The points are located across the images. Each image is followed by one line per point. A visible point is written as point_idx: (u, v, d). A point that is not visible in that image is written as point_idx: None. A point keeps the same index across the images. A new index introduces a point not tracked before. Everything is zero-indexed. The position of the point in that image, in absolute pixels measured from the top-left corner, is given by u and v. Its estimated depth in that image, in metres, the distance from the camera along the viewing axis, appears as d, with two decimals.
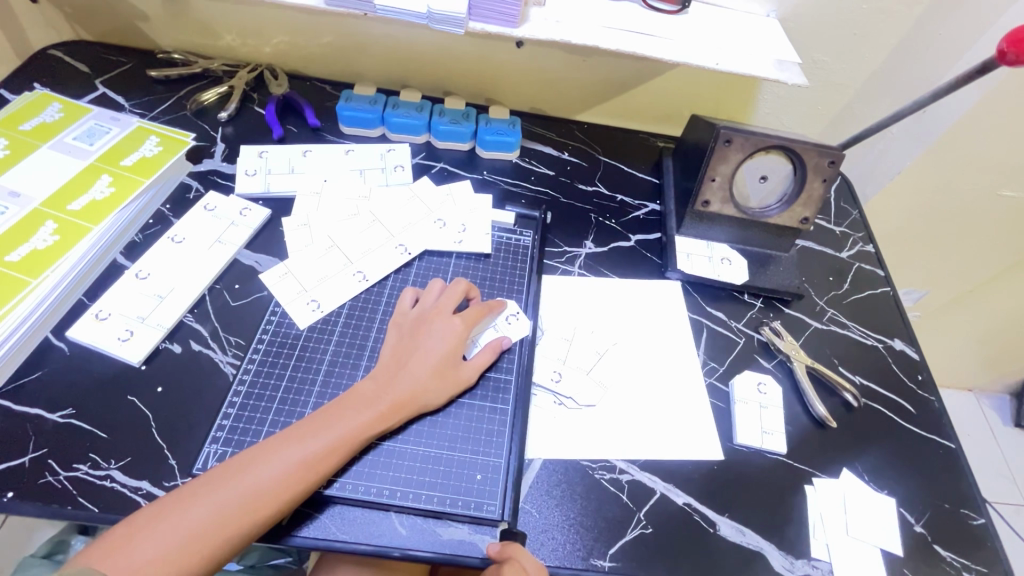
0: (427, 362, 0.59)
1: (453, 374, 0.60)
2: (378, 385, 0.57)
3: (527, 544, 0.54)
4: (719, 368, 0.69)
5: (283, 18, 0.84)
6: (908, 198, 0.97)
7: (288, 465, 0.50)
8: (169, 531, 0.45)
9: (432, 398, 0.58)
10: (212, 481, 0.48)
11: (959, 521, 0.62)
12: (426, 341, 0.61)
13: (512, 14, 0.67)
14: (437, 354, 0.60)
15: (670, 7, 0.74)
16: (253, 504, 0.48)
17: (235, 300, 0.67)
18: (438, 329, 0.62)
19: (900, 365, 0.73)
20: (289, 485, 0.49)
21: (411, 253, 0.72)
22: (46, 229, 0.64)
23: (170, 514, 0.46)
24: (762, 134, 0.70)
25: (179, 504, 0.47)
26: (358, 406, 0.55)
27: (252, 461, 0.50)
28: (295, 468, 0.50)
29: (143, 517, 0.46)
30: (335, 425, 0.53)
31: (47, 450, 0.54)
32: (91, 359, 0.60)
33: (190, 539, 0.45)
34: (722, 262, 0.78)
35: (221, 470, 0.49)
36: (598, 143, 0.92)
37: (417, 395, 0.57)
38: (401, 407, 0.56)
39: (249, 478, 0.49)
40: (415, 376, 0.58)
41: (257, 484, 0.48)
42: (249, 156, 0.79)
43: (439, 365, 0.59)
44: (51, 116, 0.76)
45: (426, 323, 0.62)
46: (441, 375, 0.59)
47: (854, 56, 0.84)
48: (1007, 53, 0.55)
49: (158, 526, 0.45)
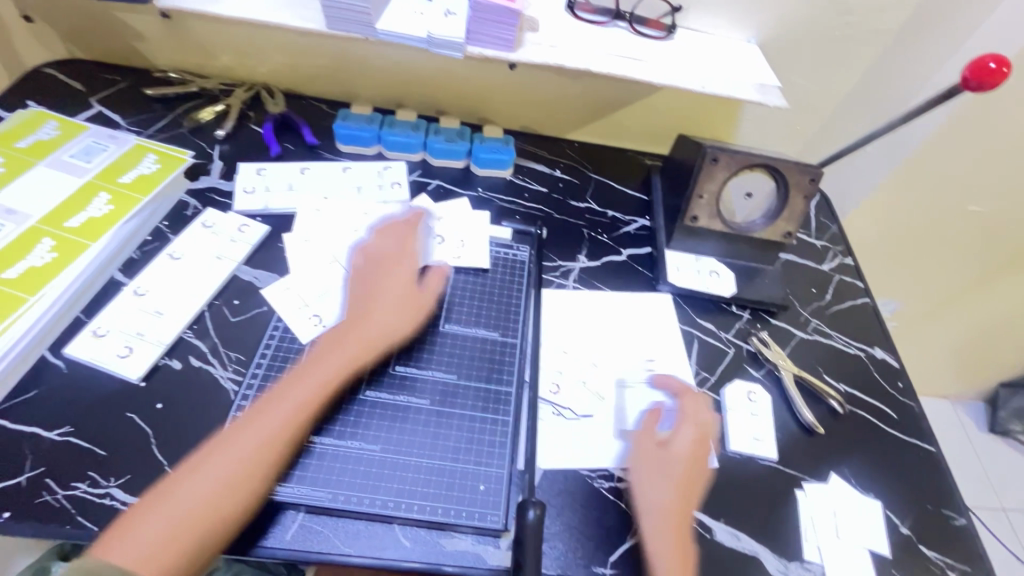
0: (389, 301, 0.65)
1: (414, 307, 0.66)
2: (341, 331, 0.62)
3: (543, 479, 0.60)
4: (711, 377, 0.72)
5: (281, 39, 0.87)
6: (883, 213, 1.02)
7: (270, 426, 0.54)
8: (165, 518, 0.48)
9: (396, 332, 0.64)
10: (199, 462, 0.52)
11: (942, 521, 0.64)
12: (382, 281, 0.66)
13: (509, 39, 0.69)
14: (394, 290, 0.66)
15: (658, 33, 0.78)
16: (246, 470, 0.51)
17: (235, 315, 0.67)
18: (395, 270, 0.67)
19: (881, 372, 0.77)
20: (273, 442, 0.53)
21: None
22: (44, 246, 0.64)
23: (163, 505, 0.49)
24: (746, 152, 0.74)
25: (180, 481, 0.50)
26: (324, 356, 0.60)
27: (239, 429, 0.54)
28: (277, 426, 0.54)
29: (137, 513, 0.48)
30: (304, 379, 0.58)
31: (44, 469, 0.53)
32: (89, 376, 0.60)
33: (191, 520, 0.48)
34: (711, 275, 0.81)
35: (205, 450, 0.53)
36: (588, 161, 0.96)
37: (382, 334, 0.63)
38: (368, 345, 0.62)
39: (235, 447, 0.52)
40: (375, 313, 0.63)
41: (245, 451, 0.52)
42: (248, 174, 0.81)
43: (400, 301, 0.65)
44: (48, 134, 0.76)
45: (384, 265, 0.67)
46: (402, 311, 0.65)
47: (828, 80, 0.89)
48: (970, 81, 0.59)
49: (156, 513, 0.48)
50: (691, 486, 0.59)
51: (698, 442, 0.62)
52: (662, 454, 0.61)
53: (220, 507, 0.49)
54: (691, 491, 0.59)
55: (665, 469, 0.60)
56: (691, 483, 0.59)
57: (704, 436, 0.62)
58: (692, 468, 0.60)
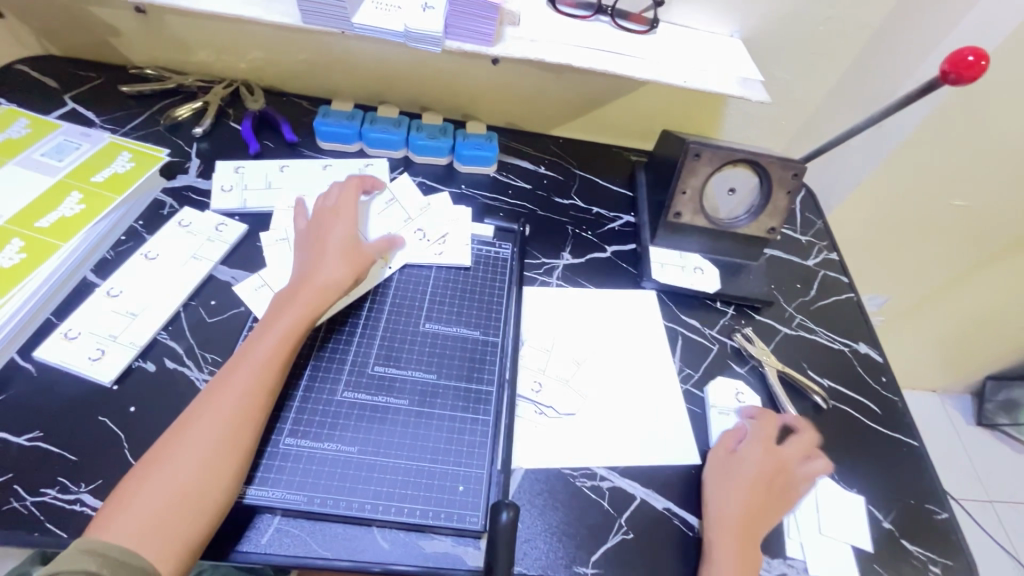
0: (333, 249, 0.65)
1: (359, 255, 0.67)
2: (290, 287, 0.62)
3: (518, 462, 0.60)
4: (694, 374, 0.71)
5: (259, 35, 0.85)
6: (868, 208, 1.02)
7: (244, 386, 0.53)
8: (152, 496, 0.46)
9: (347, 277, 0.64)
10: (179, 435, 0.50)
11: (924, 516, 0.64)
12: (322, 237, 0.66)
13: (488, 34, 0.68)
14: (339, 242, 0.66)
15: (640, 28, 0.77)
16: (229, 433, 0.51)
17: (211, 316, 0.66)
18: (335, 223, 0.68)
19: (865, 367, 0.77)
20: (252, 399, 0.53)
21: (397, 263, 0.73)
22: (13, 247, 0.63)
23: (145, 487, 0.47)
24: (729, 148, 0.74)
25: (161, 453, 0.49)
26: (279, 310, 0.60)
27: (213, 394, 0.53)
28: (251, 382, 0.54)
29: (119, 499, 0.46)
30: (266, 335, 0.57)
31: (12, 475, 0.52)
32: (61, 379, 0.58)
33: (180, 489, 0.47)
34: (695, 271, 0.80)
35: (180, 423, 0.51)
36: (573, 157, 0.95)
37: (333, 279, 0.63)
38: (320, 292, 0.61)
39: (212, 414, 0.51)
40: (322, 264, 0.64)
41: (221, 415, 0.51)
42: (225, 172, 0.79)
43: (345, 250, 0.66)
44: (18, 132, 0.74)
45: (325, 221, 0.69)
46: (348, 258, 0.65)
47: (812, 75, 0.89)
48: (949, 74, 0.58)
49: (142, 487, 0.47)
50: (776, 502, 0.59)
51: (776, 465, 0.61)
52: (740, 462, 0.61)
53: (214, 473, 0.49)
54: (775, 507, 0.59)
55: (733, 479, 0.59)
56: (771, 499, 0.59)
57: (782, 460, 0.62)
58: (762, 486, 0.59)
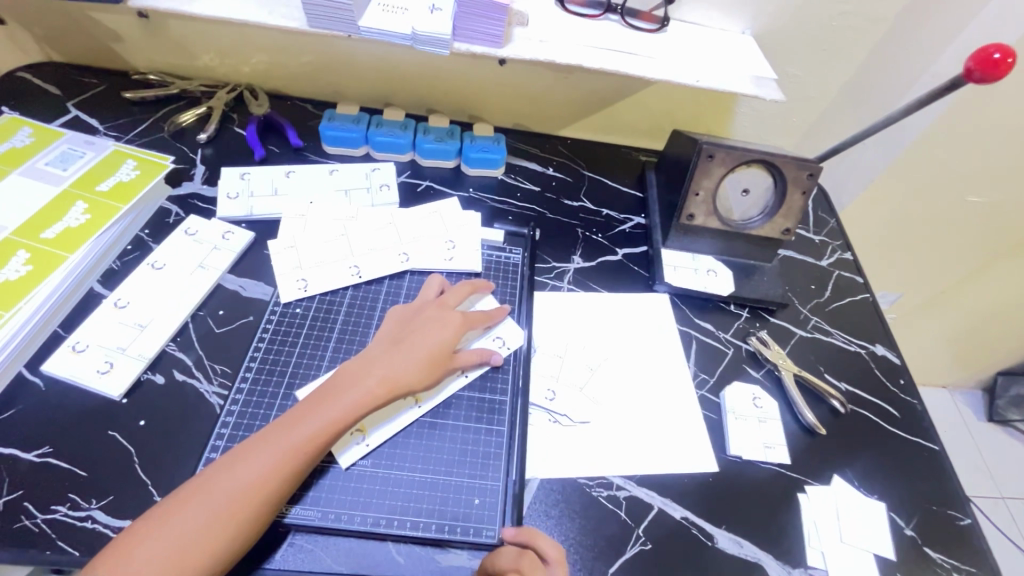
0: (422, 348, 0.59)
1: (443, 365, 0.60)
2: (366, 360, 0.58)
3: (535, 479, 0.59)
4: (709, 379, 0.70)
5: (262, 38, 0.84)
6: (881, 206, 1.01)
7: (289, 447, 0.50)
8: (160, 551, 0.45)
9: (421, 381, 0.58)
10: (218, 474, 0.49)
11: (947, 522, 0.63)
12: (424, 329, 0.61)
13: (496, 34, 0.67)
14: (430, 344, 0.60)
15: (650, 26, 0.76)
16: (239, 504, 0.47)
17: (220, 326, 0.65)
18: (437, 320, 0.62)
19: (883, 370, 0.75)
20: (292, 460, 0.50)
21: (410, 264, 0.72)
22: (19, 258, 0.62)
23: (155, 539, 0.45)
24: (742, 148, 0.72)
25: (176, 510, 0.47)
26: (348, 380, 0.56)
27: (239, 459, 0.50)
28: (279, 460, 0.50)
29: (133, 538, 0.45)
30: (328, 401, 0.54)
31: (22, 492, 0.52)
32: (69, 394, 0.58)
33: (184, 553, 0.45)
34: (708, 274, 0.79)
35: (215, 466, 0.50)
36: (582, 158, 0.94)
37: (407, 378, 0.57)
38: (390, 384, 0.56)
39: (232, 480, 0.48)
40: (402, 360, 0.58)
41: (240, 487, 0.48)
42: (231, 178, 0.78)
43: (431, 351, 0.59)
44: (22, 141, 0.74)
45: (428, 310, 0.64)
46: (431, 364, 0.59)
47: (825, 70, 0.87)
48: (973, 71, 0.57)
49: (151, 542, 0.45)
50: None
51: None
52: None
53: (215, 540, 0.46)
54: None
55: None
56: None
57: None
58: None
